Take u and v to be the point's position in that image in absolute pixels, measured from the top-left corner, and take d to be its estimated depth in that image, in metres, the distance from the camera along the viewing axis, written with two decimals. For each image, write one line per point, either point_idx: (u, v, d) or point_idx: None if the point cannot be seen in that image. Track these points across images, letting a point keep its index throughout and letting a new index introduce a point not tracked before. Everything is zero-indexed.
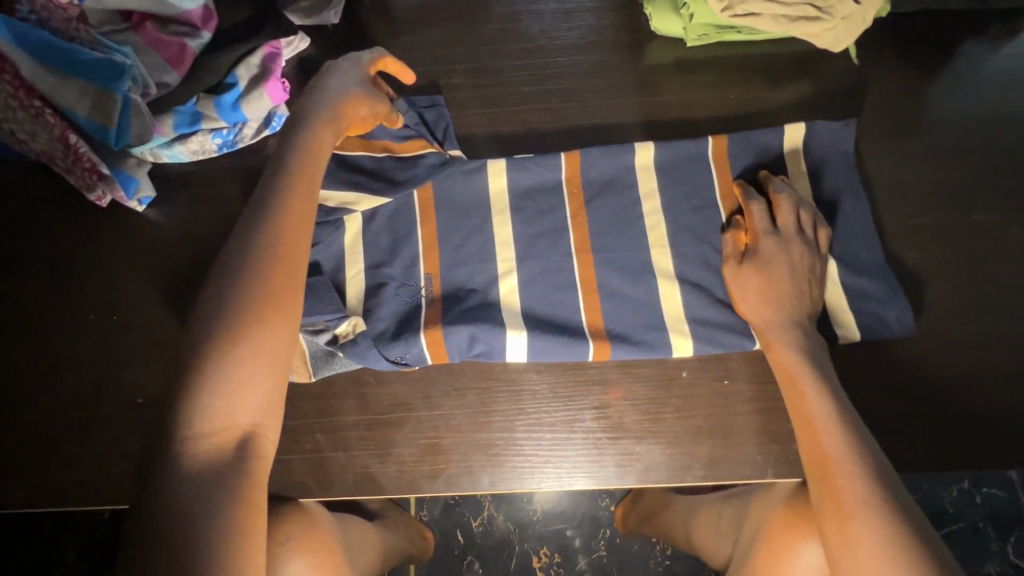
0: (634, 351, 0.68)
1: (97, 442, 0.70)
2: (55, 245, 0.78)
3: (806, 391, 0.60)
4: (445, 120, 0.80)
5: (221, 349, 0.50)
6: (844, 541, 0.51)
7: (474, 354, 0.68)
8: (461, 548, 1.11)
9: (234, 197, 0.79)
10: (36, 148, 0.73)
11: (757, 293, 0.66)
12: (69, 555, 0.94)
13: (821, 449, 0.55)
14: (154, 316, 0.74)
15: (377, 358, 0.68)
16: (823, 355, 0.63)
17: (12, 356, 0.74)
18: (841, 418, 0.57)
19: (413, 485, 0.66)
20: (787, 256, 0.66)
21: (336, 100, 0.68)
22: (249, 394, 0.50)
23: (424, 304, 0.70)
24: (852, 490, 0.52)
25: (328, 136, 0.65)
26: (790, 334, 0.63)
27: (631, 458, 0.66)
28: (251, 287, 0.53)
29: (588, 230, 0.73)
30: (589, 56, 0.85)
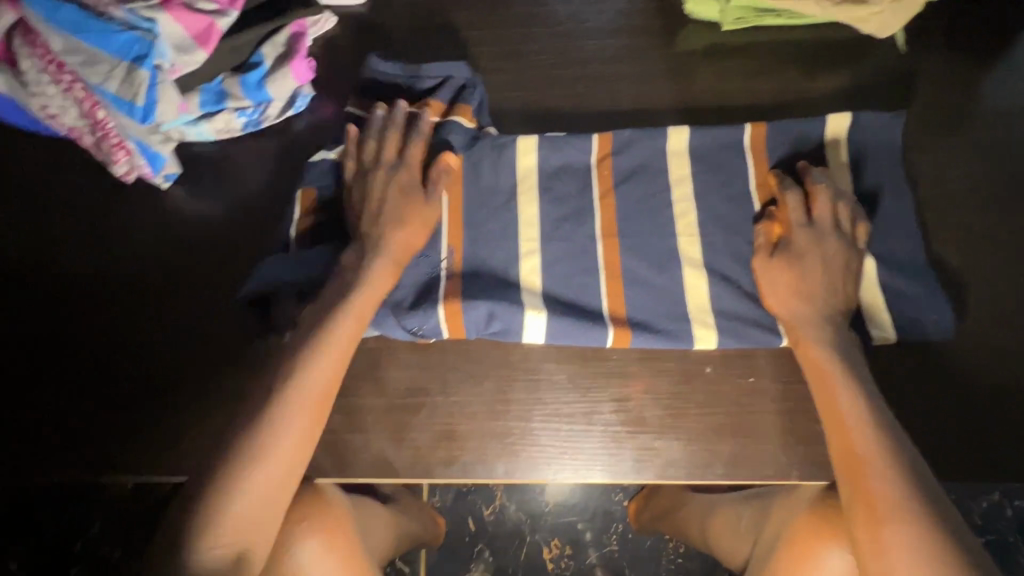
0: (656, 340, 0.66)
1: (130, 415, 0.70)
2: (88, 220, 0.79)
3: (835, 390, 0.57)
4: (481, 93, 0.77)
5: (236, 467, 0.54)
6: (876, 552, 0.48)
7: (491, 331, 0.68)
8: (472, 536, 1.11)
9: (258, 177, 0.79)
10: (66, 123, 0.72)
11: (787, 288, 0.63)
12: (93, 525, 0.97)
13: (851, 447, 0.53)
14: (181, 305, 0.74)
15: (394, 327, 0.68)
16: (854, 351, 0.60)
17: (37, 324, 0.75)
18: (872, 416, 0.54)
19: (427, 471, 0.66)
20: (820, 250, 0.63)
21: (395, 225, 0.66)
22: (255, 515, 0.54)
23: (443, 278, 0.69)
24: (887, 495, 0.50)
25: (385, 278, 0.65)
26: (822, 336, 0.61)
27: (648, 453, 0.64)
28: (283, 411, 0.57)
29: (616, 217, 0.71)
30: (619, 40, 0.83)
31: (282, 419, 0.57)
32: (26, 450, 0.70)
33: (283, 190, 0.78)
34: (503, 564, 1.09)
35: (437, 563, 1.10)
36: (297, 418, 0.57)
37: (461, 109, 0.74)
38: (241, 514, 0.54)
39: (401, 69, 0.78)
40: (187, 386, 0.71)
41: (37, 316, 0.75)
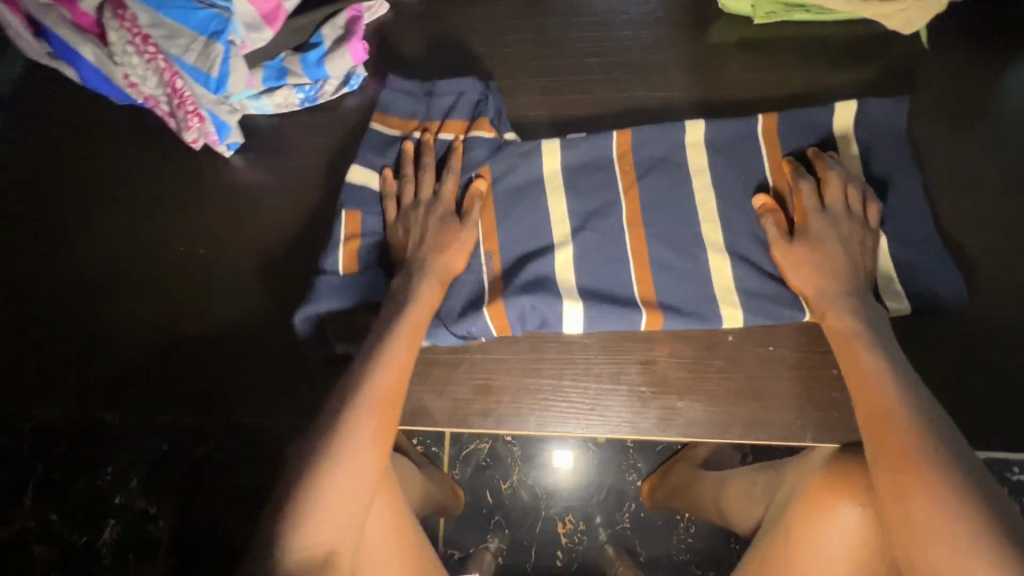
0: (685, 321, 0.70)
1: (200, 366, 0.81)
2: (153, 187, 0.88)
3: (860, 355, 0.62)
4: (497, 104, 0.82)
5: (314, 479, 0.55)
6: (899, 494, 0.52)
7: (533, 326, 0.72)
8: (489, 508, 1.16)
9: (315, 151, 0.86)
10: (145, 92, 0.79)
11: (810, 267, 0.67)
12: None
13: (876, 404, 0.57)
14: (239, 268, 0.83)
15: (443, 333, 0.72)
16: (876, 318, 0.64)
17: (109, 285, 0.85)
18: (895, 376, 0.59)
19: (465, 421, 0.71)
20: (835, 232, 0.67)
21: (439, 250, 0.71)
22: (336, 522, 0.55)
23: (486, 283, 0.73)
24: (911, 444, 0.53)
25: (434, 293, 0.69)
26: (847, 307, 0.65)
27: (671, 412, 0.69)
28: (355, 423, 0.59)
29: (646, 194, 0.76)
30: (654, 31, 0.88)
31: (354, 432, 0.58)
32: (107, 395, 0.82)
33: (337, 162, 0.85)
34: (519, 536, 1.14)
35: (456, 531, 1.15)
36: (368, 430, 0.59)
37: (480, 123, 0.80)
38: (324, 522, 0.55)
39: (417, 86, 0.85)
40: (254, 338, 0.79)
41: (110, 278, 0.85)
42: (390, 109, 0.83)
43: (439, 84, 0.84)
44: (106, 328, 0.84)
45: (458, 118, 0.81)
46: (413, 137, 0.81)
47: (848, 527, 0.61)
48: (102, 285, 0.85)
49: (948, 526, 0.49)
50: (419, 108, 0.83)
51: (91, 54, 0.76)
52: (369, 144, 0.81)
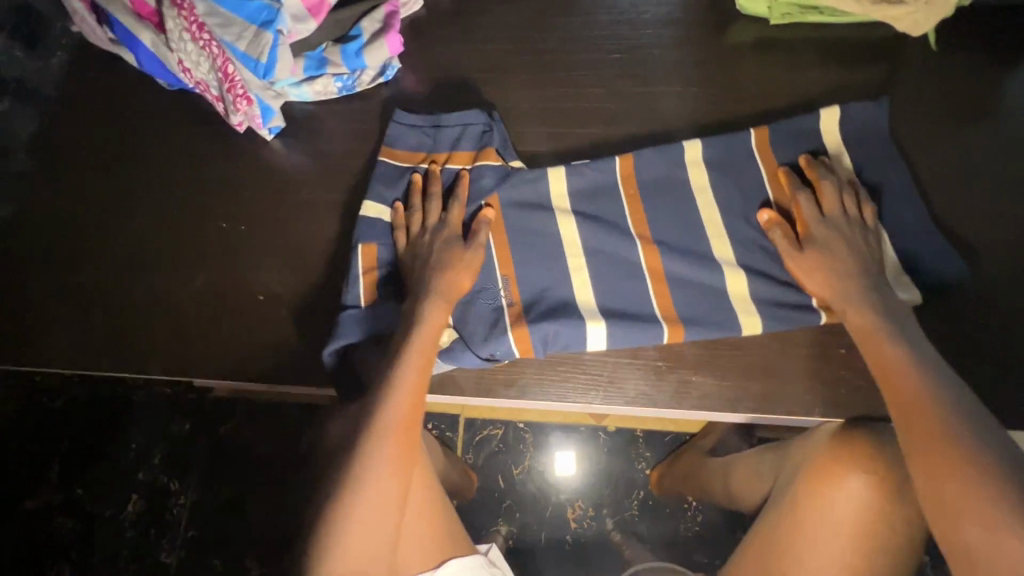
0: (704, 333, 0.73)
1: (230, 333, 0.83)
2: (198, 166, 0.92)
3: (881, 346, 0.65)
4: (501, 132, 0.84)
5: (339, 522, 0.62)
6: (936, 481, 0.56)
7: (556, 348, 0.74)
8: (501, 493, 1.16)
9: (351, 135, 0.91)
10: (196, 76, 0.85)
11: (822, 274, 0.70)
12: (155, 458, 1.13)
13: (906, 393, 0.60)
14: (272, 242, 0.87)
15: (466, 355, 0.74)
16: (894, 308, 0.67)
17: (148, 256, 0.89)
18: (919, 367, 0.62)
19: (490, 389, 0.75)
20: (842, 240, 0.71)
21: (444, 272, 0.73)
22: (364, 552, 0.63)
23: (506, 308, 0.75)
24: (943, 435, 0.57)
25: (441, 313, 0.71)
26: (866, 300, 0.68)
27: (685, 386, 0.74)
28: (371, 468, 0.63)
29: (665, 182, 0.81)
30: (674, 30, 0.92)
31: (369, 482, 0.63)
32: (141, 354, 0.84)
33: (371, 146, 0.90)
34: (529, 521, 1.14)
35: (464, 514, 1.15)
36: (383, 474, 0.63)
37: (487, 153, 0.82)
38: (352, 554, 0.62)
39: (424, 119, 0.86)
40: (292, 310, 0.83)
41: (151, 248, 0.89)
42: (397, 142, 0.85)
43: (444, 116, 0.85)
44: (141, 296, 0.87)
45: (465, 150, 0.83)
46: (421, 168, 0.83)
47: (853, 495, 0.65)
48: (143, 256, 0.89)
49: (985, 512, 0.53)
50: (426, 138, 0.85)
51: (149, 39, 0.83)
52: (380, 177, 0.83)
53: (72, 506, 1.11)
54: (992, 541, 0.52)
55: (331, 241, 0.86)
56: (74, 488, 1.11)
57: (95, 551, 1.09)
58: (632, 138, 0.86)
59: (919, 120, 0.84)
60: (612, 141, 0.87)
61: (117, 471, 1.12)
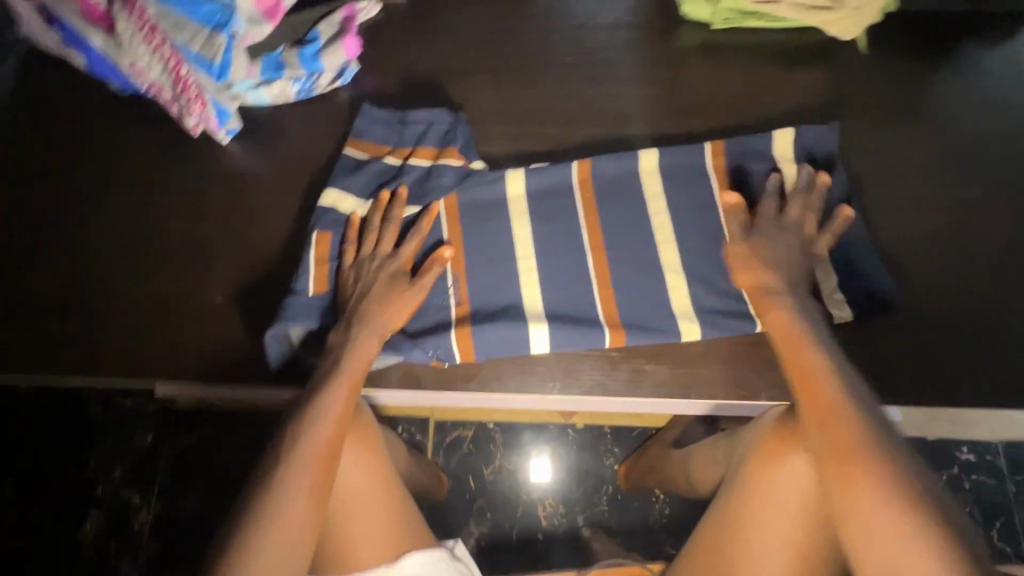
0: (650, 336, 0.75)
1: (188, 335, 0.82)
2: (154, 168, 0.92)
3: (803, 350, 0.65)
4: (466, 134, 0.86)
5: (255, 526, 0.57)
6: (850, 496, 0.54)
7: (499, 350, 0.75)
8: (472, 494, 1.16)
9: (310, 137, 0.91)
10: (149, 79, 0.84)
11: (756, 267, 0.73)
12: (115, 472, 1.10)
13: (819, 399, 0.60)
14: (229, 244, 0.86)
15: (412, 349, 0.74)
16: (816, 321, 0.69)
17: (101, 261, 0.87)
18: (838, 377, 0.61)
19: (451, 383, 0.76)
20: (784, 243, 0.74)
21: (378, 312, 0.71)
22: (282, 561, 0.57)
23: (452, 309, 0.77)
24: (858, 445, 0.56)
25: (373, 343, 0.70)
26: (787, 303, 0.69)
27: (639, 374, 0.76)
28: (289, 466, 0.60)
29: (618, 177, 0.83)
30: (625, 34, 0.96)
31: (285, 482, 0.59)
32: (93, 360, 0.82)
33: (330, 148, 0.91)
34: (501, 521, 1.14)
35: (435, 517, 1.14)
36: (303, 476, 0.60)
37: (450, 152, 0.83)
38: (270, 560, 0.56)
39: (390, 114, 0.88)
40: (248, 310, 0.83)
41: (103, 253, 0.88)
42: (364, 135, 0.87)
43: (411, 112, 0.87)
44: (93, 301, 0.85)
45: (428, 147, 0.84)
46: (384, 161, 0.84)
47: (796, 471, 0.68)
48: (95, 260, 0.87)
49: (893, 523, 0.52)
50: (392, 134, 0.87)
51: (99, 42, 0.82)
52: (342, 169, 0.84)
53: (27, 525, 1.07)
54: (893, 549, 0.51)
55: (290, 241, 0.86)
56: (28, 508, 1.08)
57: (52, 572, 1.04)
58: (586, 137, 0.89)
59: (852, 119, 0.89)
60: (567, 140, 0.89)
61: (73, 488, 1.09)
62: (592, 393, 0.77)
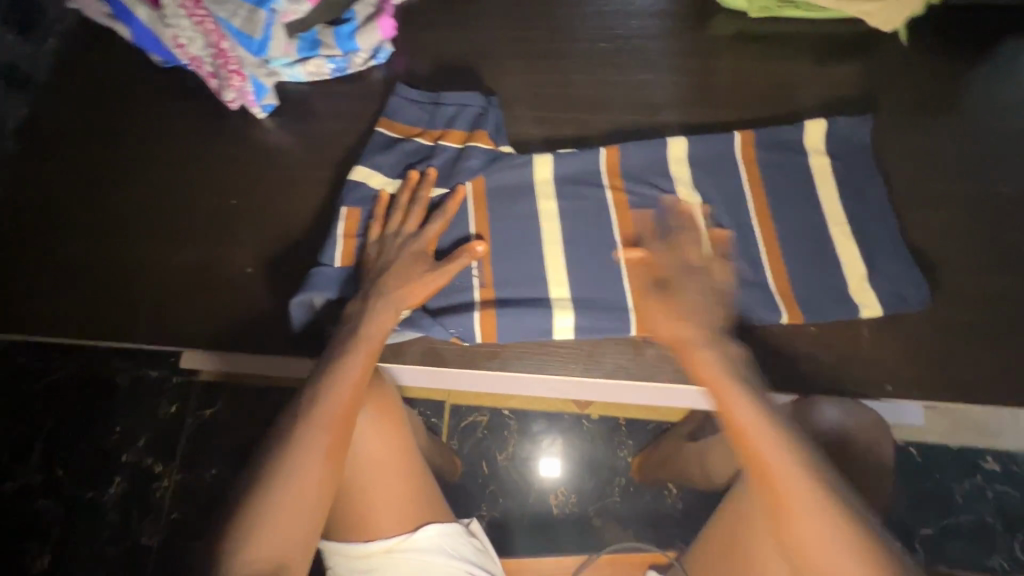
0: None
1: (216, 305, 0.84)
2: (190, 142, 0.94)
3: (736, 401, 0.60)
4: (498, 119, 0.86)
5: (273, 481, 0.58)
6: (794, 538, 0.55)
7: (522, 333, 0.76)
8: (484, 479, 1.17)
9: (342, 115, 0.93)
10: (191, 53, 0.87)
11: (670, 316, 0.68)
12: (139, 440, 1.14)
13: (759, 455, 0.57)
14: (259, 217, 0.88)
15: (433, 325, 0.75)
16: (744, 363, 0.64)
17: (137, 231, 0.90)
18: (771, 425, 0.58)
19: (474, 361, 0.77)
20: (702, 288, 0.69)
21: (398, 285, 0.72)
22: (299, 515, 0.58)
23: (476, 288, 0.77)
24: (797, 496, 0.55)
25: (391, 314, 0.70)
26: (709, 355, 0.64)
27: (662, 359, 0.76)
28: (310, 426, 0.61)
29: (646, 165, 0.83)
30: (658, 22, 0.95)
31: (306, 441, 0.60)
32: (125, 326, 0.85)
33: (362, 127, 0.92)
34: (512, 506, 1.14)
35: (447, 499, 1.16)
36: (322, 437, 0.61)
37: (480, 135, 0.84)
38: (288, 513, 0.57)
39: (423, 95, 0.89)
40: (275, 283, 0.84)
41: (139, 223, 0.90)
42: (396, 114, 0.88)
43: (444, 94, 0.88)
44: (128, 269, 0.88)
45: (459, 129, 0.85)
46: (415, 142, 0.85)
47: None
48: (130, 230, 0.90)
49: (842, 552, 0.52)
50: (423, 115, 0.88)
51: (144, 15, 0.84)
52: (373, 147, 0.85)
53: (55, 487, 1.12)
54: None
55: (318, 217, 0.87)
56: (56, 470, 1.12)
57: (75, 533, 1.10)
58: (616, 123, 0.89)
59: (888, 113, 0.87)
60: (596, 126, 0.89)
61: (101, 453, 1.13)
62: (614, 376, 0.77)
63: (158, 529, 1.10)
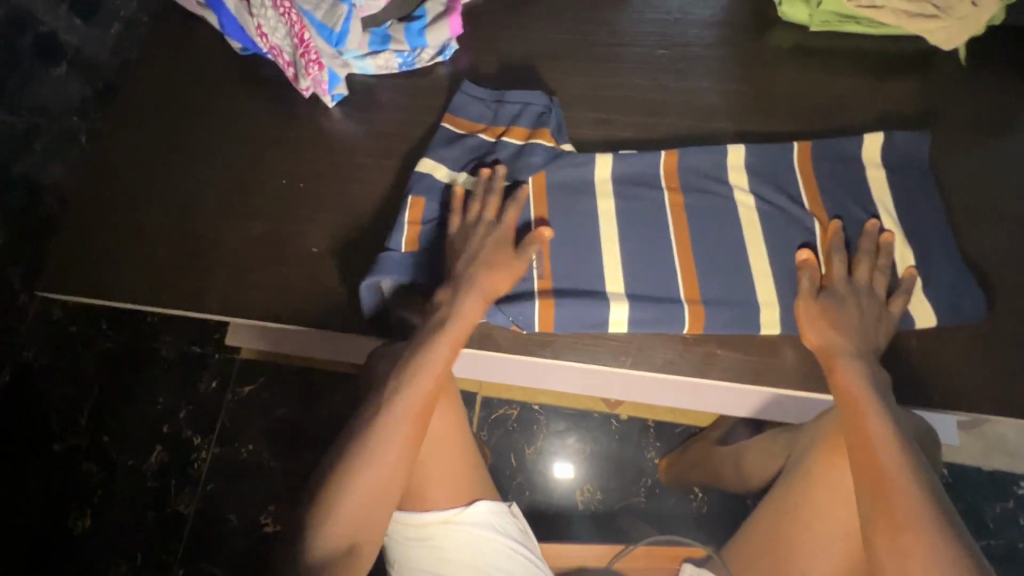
0: (724, 324, 0.78)
1: (279, 281, 0.89)
2: (260, 126, 0.99)
3: (867, 419, 0.63)
4: (559, 119, 0.89)
5: (358, 456, 0.62)
6: (897, 552, 0.54)
7: (578, 324, 0.79)
8: (512, 471, 1.18)
9: (407, 108, 0.97)
10: (272, 42, 0.92)
11: (820, 321, 0.72)
12: (181, 412, 1.18)
13: (878, 468, 0.59)
14: (323, 201, 0.92)
15: (494, 312, 0.78)
16: (885, 390, 0.67)
17: (206, 208, 0.95)
18: (899, 442, 0.61)
19: (527, 349, 0.80)
20: (858, 304, 0.72)
21: (480, 278, 0.74)
22: (387, 483, 0.62)
23: (535, 279, 0.80)
24: (907, 506, 0.56)
25: (474, 310, 0.73)
26: (857, 370, 0.68)
27: (710, 358, 0.79)
28: (399, 402, 0.65)
29: (702, 169, 0.85)
30: (717, 31, 0.98)
31: (392, 423, 0.64)
32: (191, 297, 0.89)
33: (425, 120, 0.96)
34: (538, 499, 1.16)
35: None
36: (405, 422, 0.64)
37: (543, 133, 0.87)
38: (378, 480, 0.61)
39: (487, 93, 0.93)
40: (339, 263, 0.88)
41: (209, 201, 0.95)
42: (460, 110, 0.91)
43: (508, 93, 0.91)
44: (196, 243, 0.93)
45: (522, 126, 0.88)
46: (479, 137, 0.89)
47: None
48: (199, 206, 0.95)
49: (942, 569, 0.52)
50: (487, 112, 0.91)
51: (232, 5, 0.90)
52: (438, 141, 0.89)
53: (99, 452, 1.15)
54: None
55: (381, 203, 0.92)
56: (102, 436, 1.16)
57: (115, 496, 1.13)
58: (672, 128, 0.92)
59: (944, 130, 0.89)
60: (653, 129, 0.92)
61: (147, 421, 1.17)
62: (661, 371, 0.80)
63: (194, 499, 1.12)
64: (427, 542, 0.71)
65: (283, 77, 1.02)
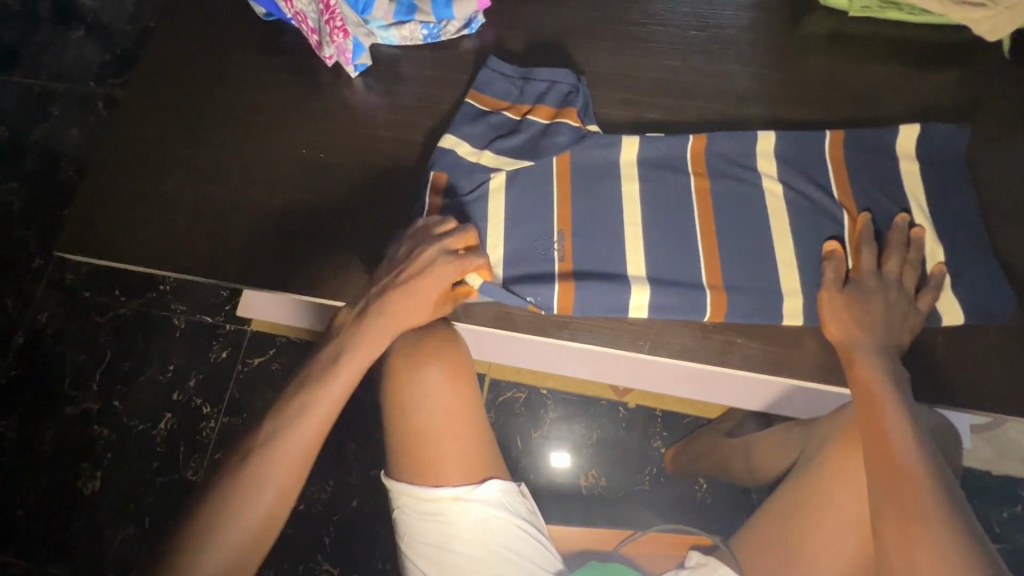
0: (746, 314, 0.77)
1: (296, 251, 0.88)
2: (280, 95, 0.98)
3: (883, 411, 0.63)
4: (586, 99, 0.87)
5: (282, 420, 0.65)
6: (906, 543, 0.54)
7: (596, 309, 0.78)
8: (517, 453, 1.18)
9: (430, 81, 0.95)
10: (296, 7, 0.92)
11: (848, 316, 0.70)
12: (191, 379, 1.18)
13: (893, 461, 0.58)
14: (343, 172, 0.92)
15: (511, 295, 0.78)
16: (905, 386, 0.66)
17: (225, 174, 0.94)
18: (916, 439, 0.59)
19: (543, 329, 0.80)
20: (885, 298, 0.71)
21: (401, 297, 0.72)
22: (279, 511, 0.63)
23: (555, 262, 0.79)
24: (919, 500, 0.55)
25: (398, 322, 0.72)
26: (879, 366, 0.67)
27: (730, 347, 0.78)
28: (298, 429, 0.64)
29: (731, 155, 0.83)
30: (752, 14, 0.95)
31: (307, 398, 0.66)
32: (209, 263, 0.89)
33: (449, 94, 0.94)
34: (542, 483, 1.15)
35: None
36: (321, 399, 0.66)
37: (569, 112, 0.85)
38: (267, 510, 0.62)
39: (515, 70, 0.91)
40: (357, 235, 0.88)
41: (228, 168, 0.94)
42: (486, 87, 0.90)
43: (535, 70, 0.89)
44: (213, 210, 0.92)
45: (548, 105, 0.87)
46: (504, 115, 0.87)
47: None
48: (217, 174, 0.94)
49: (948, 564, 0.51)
50: (513, 89, 0.89)
51: None
52: (461, 117, 0.87)
53: (109, 415, 1.17)
54: None
55: (401, 177, 0.91)
56: (112, 399, 1.17)
57: (123, 460, 1.14)
58: (702, 111, 0.90)
59: (982, 124, 0.86)
60: (682, 111, 0.90)
61: (158, 387, 1.18)
62: (679, 358, 0.79)
63: (202, 466, 1.13)
64: (437, 517, 0.71)
65: (307, 44, 1.00)
